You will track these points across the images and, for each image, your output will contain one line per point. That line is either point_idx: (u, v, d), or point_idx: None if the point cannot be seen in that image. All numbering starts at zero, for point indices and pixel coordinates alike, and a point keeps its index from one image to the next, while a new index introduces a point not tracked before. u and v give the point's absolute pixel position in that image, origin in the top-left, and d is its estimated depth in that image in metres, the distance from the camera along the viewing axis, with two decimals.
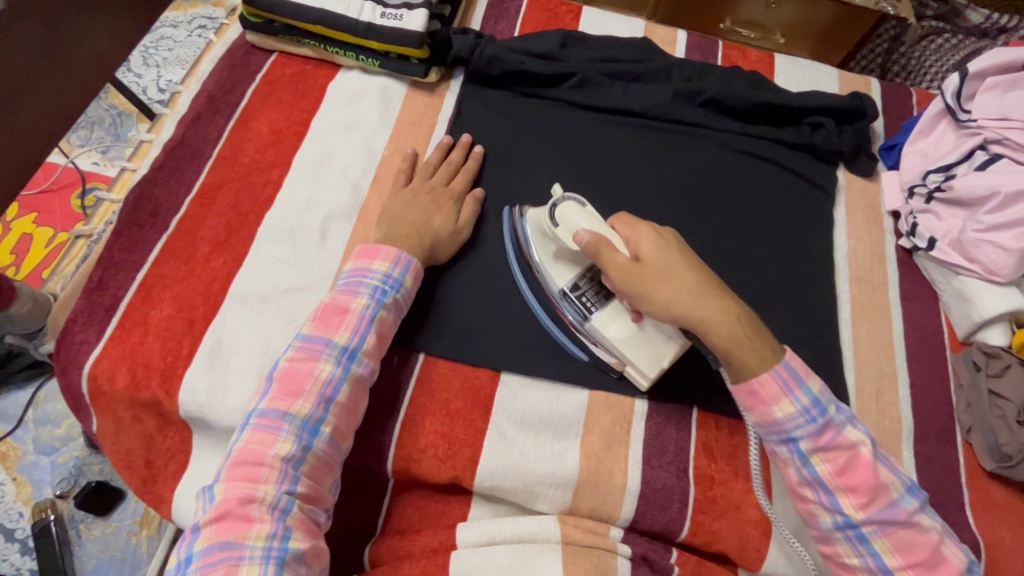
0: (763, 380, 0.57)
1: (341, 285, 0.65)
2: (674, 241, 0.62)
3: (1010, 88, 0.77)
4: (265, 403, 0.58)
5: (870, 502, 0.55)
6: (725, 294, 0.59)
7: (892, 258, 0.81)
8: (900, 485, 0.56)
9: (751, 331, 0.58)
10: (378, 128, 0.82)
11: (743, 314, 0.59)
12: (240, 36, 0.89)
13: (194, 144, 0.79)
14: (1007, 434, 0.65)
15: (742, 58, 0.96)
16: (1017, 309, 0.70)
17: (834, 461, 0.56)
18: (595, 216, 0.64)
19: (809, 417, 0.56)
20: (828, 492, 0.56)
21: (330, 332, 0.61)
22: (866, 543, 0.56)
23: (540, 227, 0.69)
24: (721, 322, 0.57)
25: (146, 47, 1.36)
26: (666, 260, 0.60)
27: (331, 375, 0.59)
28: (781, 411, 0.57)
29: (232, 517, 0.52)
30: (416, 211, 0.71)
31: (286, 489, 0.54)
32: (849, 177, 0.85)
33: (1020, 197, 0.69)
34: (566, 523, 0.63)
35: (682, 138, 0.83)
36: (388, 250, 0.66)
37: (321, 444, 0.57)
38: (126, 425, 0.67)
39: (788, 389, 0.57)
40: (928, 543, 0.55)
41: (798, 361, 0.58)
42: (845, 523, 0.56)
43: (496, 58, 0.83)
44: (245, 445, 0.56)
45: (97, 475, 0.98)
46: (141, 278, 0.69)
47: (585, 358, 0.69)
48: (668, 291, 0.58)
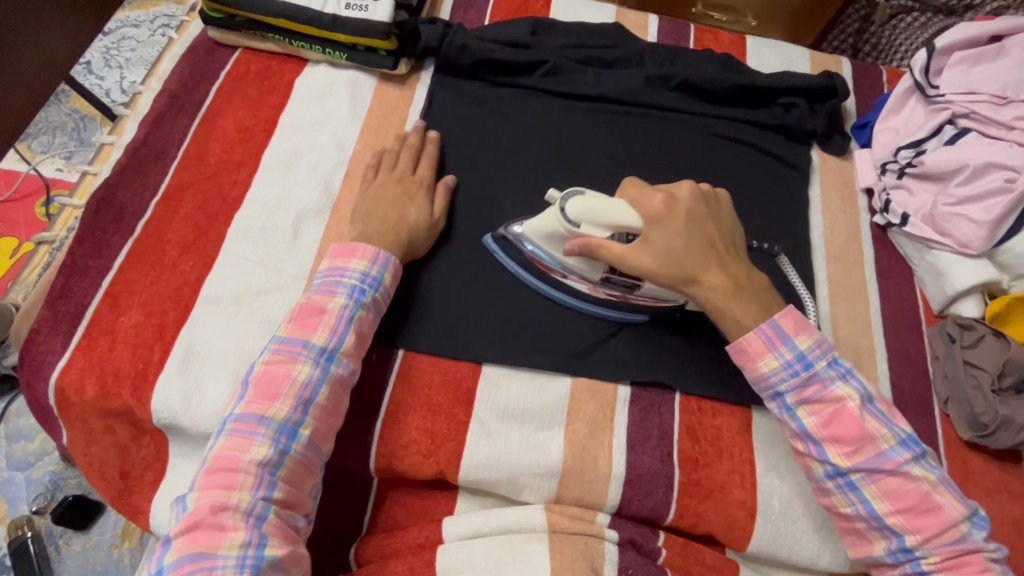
0: (750, 337, 0.60)
1: (318, 285, 0.64)
2: (680, 214, 0.62)
3: (976, 62, 0.78)
4: (241, 406, 0.57)
5: (856, 451, 0.57)
6: (720, 266, 0.61)
7: (867, 236, 0.81)
8: (890, 436, 0.57)
9: (740, 301, 0.60)
10: (348, 122, 0.81)
11: (734, 284, 0.61)
12: (201, 33, 0.86)
13: (158, 144, 0.77)
14: (983, 404, 0.67)
15: (713, 41, 0.96)
16: (990, 280, 0.71)
17: (820, 413, 0.58)
18: (597, 201, 0.63)
19: (792, 370, 0.59)
20: (816, 443, 0.58)
21: (307, 333, 0.60)
22: (856, 490, 0.57)
23: (543, 231, 0.66)
24: (707, 296, 0.61)
25: (108, 47, 1.32)
26: (666, 239, 0.61)
27: (309, 377, 0.58)
28: (766, 366, 0.59)
29: (205, 525, 0.51)
30: (389, 208, 0.70)
31: (262, 495, 0.53)
32: (823, 156, 0.86)
33: (988, 168, 0.71)
34: (553, 511, 0.62)
35: (656, 122, 0.83)
36: (365, 248, 0.65)
37: (300, 447, 0.56)
38: (98, 436, 0.66)
39: (772, 345, 0.59)
40: (918, 491, 0.55)
41: (789, 319, 0.60)
42: (835, 472, 0.57)
43: (466, 47, 0.81)
44: (220, 451, 0.55)
45: (75, 489, 0.96)
46: (107, 284, 0.67)
47: (644, 318, 0.70)
48: (661, 271, 0.60)
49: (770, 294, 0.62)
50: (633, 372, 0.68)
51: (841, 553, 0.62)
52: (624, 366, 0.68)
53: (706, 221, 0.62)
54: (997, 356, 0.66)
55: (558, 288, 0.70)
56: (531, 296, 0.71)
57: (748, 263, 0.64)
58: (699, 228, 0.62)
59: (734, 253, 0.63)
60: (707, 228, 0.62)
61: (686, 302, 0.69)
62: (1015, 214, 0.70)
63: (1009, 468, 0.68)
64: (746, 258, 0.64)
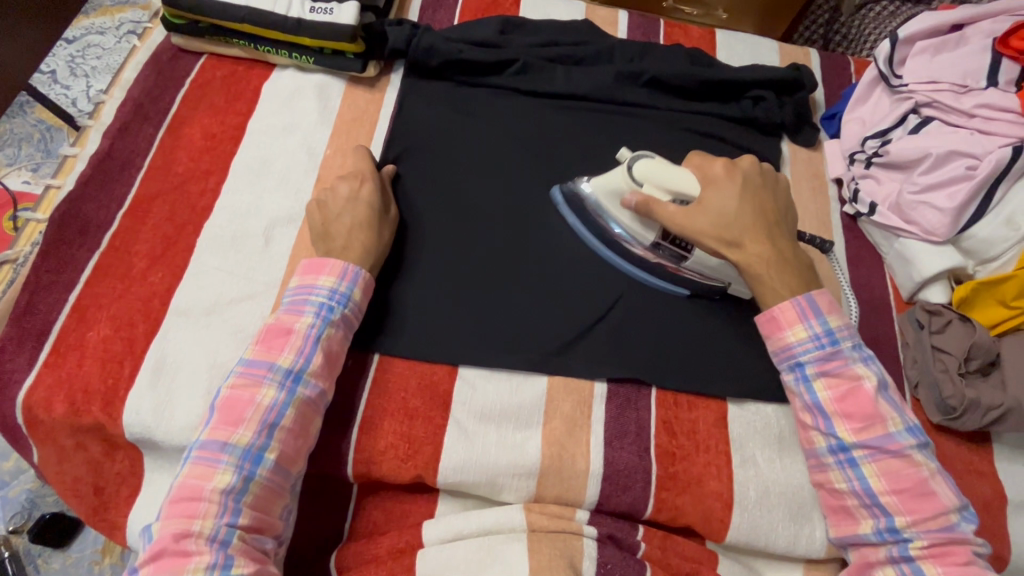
0: (783, 305, 0.62)
1: (286, 304, 0.64)
2: (738, 180, 0.66)
3: (938, 51, 0.79)
4: (206, 433, 0.57)
5: (865, 428, 0.58)
6: (768, 237, 0.64)
7: (838, 226, 0.82)
8: (899, 421, 0.58)
9: (781, 271, 0.63)
10: (317, 127, 0.80)
11: (778, 256, 0.63)
12: (165, 40, 0.85)
13: (123, 155, 0.76)
14: (951, 387, 0.68)
15: (683, 35, 0.97)
16: (955, 267, 0.72)
17: (836, 388, 0.60)
18: (665, 166, 0.67)
19: (819, 343, 0.61)
20: (826, 416, 0.60)
21: (272, 355, 0.60)
22: (855, 467, 0.58)
23: (606, 189, 0.70)
24: (749, 262, 0.63)
25: (73, 55, 1.30)
26: (721, 203, 0.65)
27: (274, 401, 0.58)
28: (793, 336, 0.61)
29: (169, 553, 0.52)
30: (342, 216, 0.69)
31: (226, 522, 0.53)
32: (793, 148, 0.87)
33: (951, 157, 0.72)
34: (532, 511, 0.63)
35: (627, 119, 0.83)
36: (333, 264, 0.65)
37: (265, 472, 0.56)
38: (70, 453, 0.65)
39: (805, 316, 0.61)
40: (916, 476, 0.57)
41: (825, 298, 0.62)
42: (837, 447, 0.59)
43: (434, 48, 0.81)
44: (184, 480, 0.55)
45: (53, 507, 0.94)
46: (74, 299, 0.66)
47: (687, 293, 0.72)
48: (708, 230, 0.64)
49: (815, 275, 0.64)
50: (610, 369, 0.68)
51: (817, 540, 0.63)
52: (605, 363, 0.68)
53: (761, 193, 0.66)
54: (964, 341, 0.68)
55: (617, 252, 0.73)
56: (508, 296, 0.71)
57: (798, 244, 0.66)
58: (756, 201, 0.65)
59: (785, 230, 0.66)
60: (762, 199, 0.66)
61: (731, 283, 0.71)
62: (978, 200, 0.70)
63: (978, 449, 0.70)
64: (796, 239, 0.66)
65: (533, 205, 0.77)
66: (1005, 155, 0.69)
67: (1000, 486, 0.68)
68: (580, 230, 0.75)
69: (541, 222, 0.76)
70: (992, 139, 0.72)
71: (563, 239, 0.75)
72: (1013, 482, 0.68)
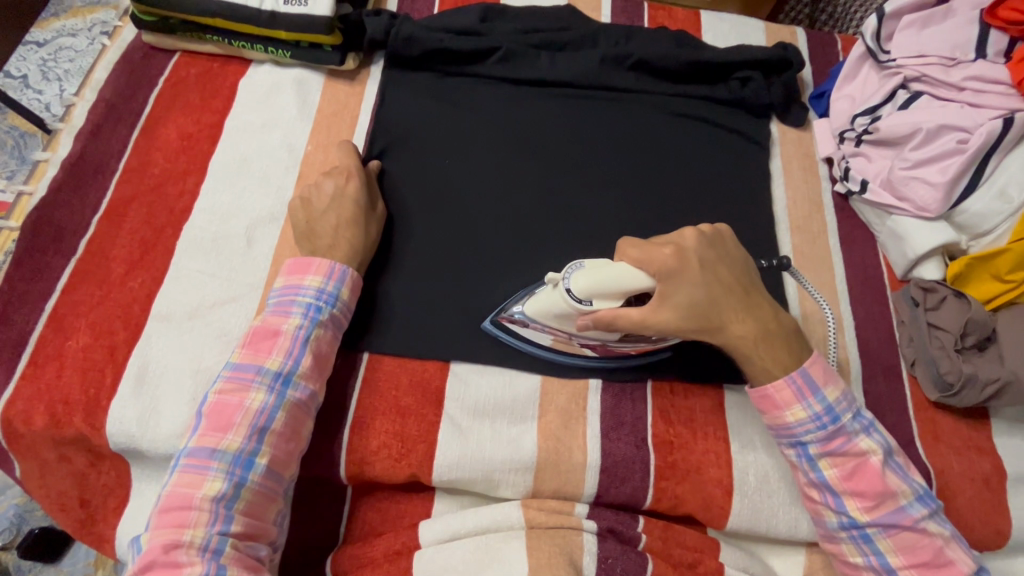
0: (778, 385, 0.59)
1: (272, 305, 0.62)
2: (693, 263, 0.59)
3: (925, 25, 0.77)
4: (194, 440, 0.55)
5: (877, 506, 0.57)
6: (745, 311, 0.60)
7: (830, 205, 0.81)
8: (910, 492, 0.57)
9: (770, 346, 0.59)
10: (297, 122, 0.78)
11: (761, 329, 0.60)
12: (136, 38, 0.83)
13: (96, 158, 0.74)
14: (948, 363, 0.67)
15: (668, 18, 0.95)
16: (949, 242, 0.71)
17: (842, 466, 0.58)
18: (601, 273, 0.59)
19: (820, 423, 0.58)
20: (835, 495, 0.58)
21: (260, 358, 0.58)
22: (870, 542, 0.58)
23: (548, 311, 0.63)
24: (735, 345, 0.60)
25: (44, 59, 1.27)
26: (685, 292, 0.58)
27: (264, 404, 0.56)
28: (792, 416, 0.59)
29: (159, 564, 0.51)
30: (325, 218, 0.67)
31: (218, 530, 0.52)
32: (782, 128, 0.85)
33: (942, 131, 0.71)
34: (530, 507, 0.62)
35: (613, 105, 0.82)
36: (319, 262, 0.63)
37: (257, 478, 0.55)
38: (53, 465, 0.64)
39: (801, 395, 0.58)
40: (932, 546, 0.56)
41: (817, 368, 0.59)
42: (850, 524, 0.58)
43: (413, 38, 0.79)
44: (173, 489, 0.53)
45: (42, 521, 0.92)
46: (51, 307, 0.65)
47: (669, 353, 0.67)
48: (687, 327, 0.59)
49: (798, 332, 0.62)
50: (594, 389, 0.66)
51: None
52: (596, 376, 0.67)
53: (718, 268, 0.60)
54: (959, 317, 0.67)
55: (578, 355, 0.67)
56: (496, 292, 0.69)
57: (770, 299, 0.62)
58: (718, 278, 0.60)
59: (757, 293, 0.61)
60: (722, 274, 0.60)
61: None
62: (970, 173, 0.70)
63: (977, 426, 0.69)
64: (768, 296, 0.62)
65: (519, 194, 0.75)
66: (996, 128, 0.68)
67: (1000, 462, 0.67)
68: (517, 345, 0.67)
69: (528, 212, 0.74)
70: (982, 112, 0.70)
71: (553, 229, 0.73)
72: (1013, 458, 0.68)
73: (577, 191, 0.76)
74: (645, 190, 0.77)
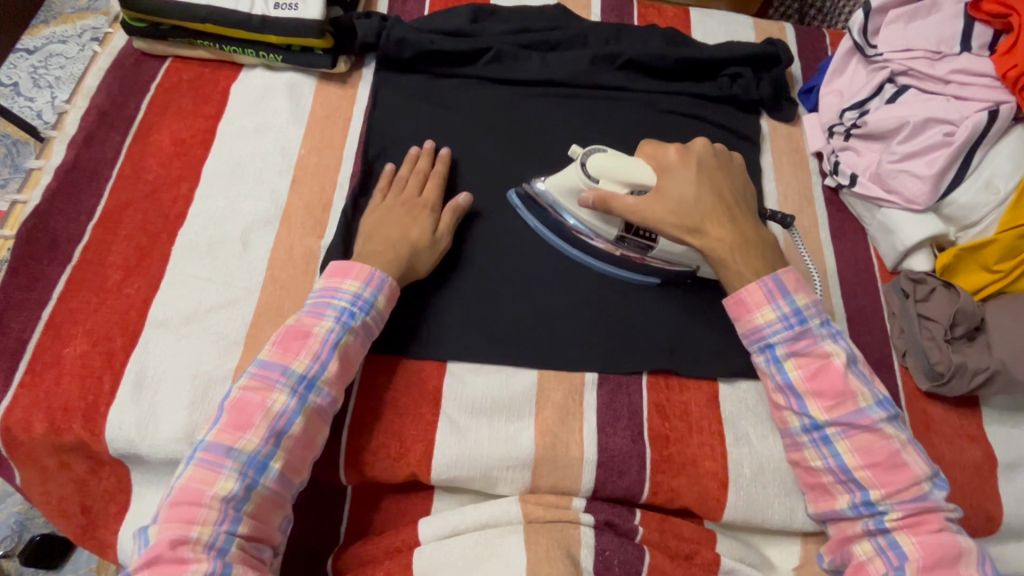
0: (749, 287, 0.62)
1: (308, 307, 0.62)
2: (694, 165, 0.66)
3: (912, 19, 0.77)
4: (212, 435, 0.55)
5: (836, 405, 0.59)
6: (729, 220, 0.64)
7: (820, 199, 0.82)
8: (869, 396, 0.59)
9: (745, 254, 0.63)
10: (290, 126, 0.78)
11: (740, 239, 0.64)
12: (127, 44, 0.83)
13: (90, 166, 0.74)
14: (938, 353, 0.68)
15: (657, 15, 0.95)
16: (938, 234, 0.72)
17: (806, 367, 0.60)
18: (615, 157, 0.66)
19: (787, 323, 0.61)
20: (798, 396, 0.60)
21: (288, 358, 0.59)
22: (829, 444, 0.59)
23: (561, 190, 0.69)
24: (711, 247, 0.64)
25: (35, 66, 1.26)
26: (678, 188, 0.65)
27: (285, 407, 0.57)
28: (761, 317, 0.61)
29: (165, 560, 0.51)
30: (390, 227, 0.68)
31: (225, 529, 0.52)
32: (772, 124, 0.86)
33: (928, 124, 0.72)
34: (528, 502, 0.63)
35: (605, 103, 0.82)
36: (360, 268, 0.63)
37: (269, 482, 0.55)
38: (53, 472, 0.64)
39: (771, 297, 0.61)
40: (888, 448, 0.57)
41: (790, 276, 0.62)
42: (811, 425, 0.59)
43: (404, 40, 0.80)
44: (185, 483, 0.54)
45: (43, 528, 0.92)
46: (48, 315, 0.65)
47: (655, 282, 0.72)
48: (670, 219, 0.64)
49: (778, 253, 0.65)
50: (585, 324, 0.69)
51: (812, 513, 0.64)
52: (581, 289, 0.71)
53: (716, 176, 0.66)
54: (948, 307, 0.68)
55: (579, 248, 0.72)
56: (493, 289, 0.70)
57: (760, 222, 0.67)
58: (714, 184, 0.66)
59: (746, 211, 0.66)
60: (719, 182, 0.66)
61: (699, 267, 0.70)
62: (956, 166, 0.71)
63: (968, 414, 0.70)
64: (758, 219, 0.67)
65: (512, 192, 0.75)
66: (981, 120, 0.69)
67: (990, 449, 0.68)
68: (543, 233, 0.73)
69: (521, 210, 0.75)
70: (967, 105, 0.71)
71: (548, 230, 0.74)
72: (1002, 444, 0.69)
73: None
74: None
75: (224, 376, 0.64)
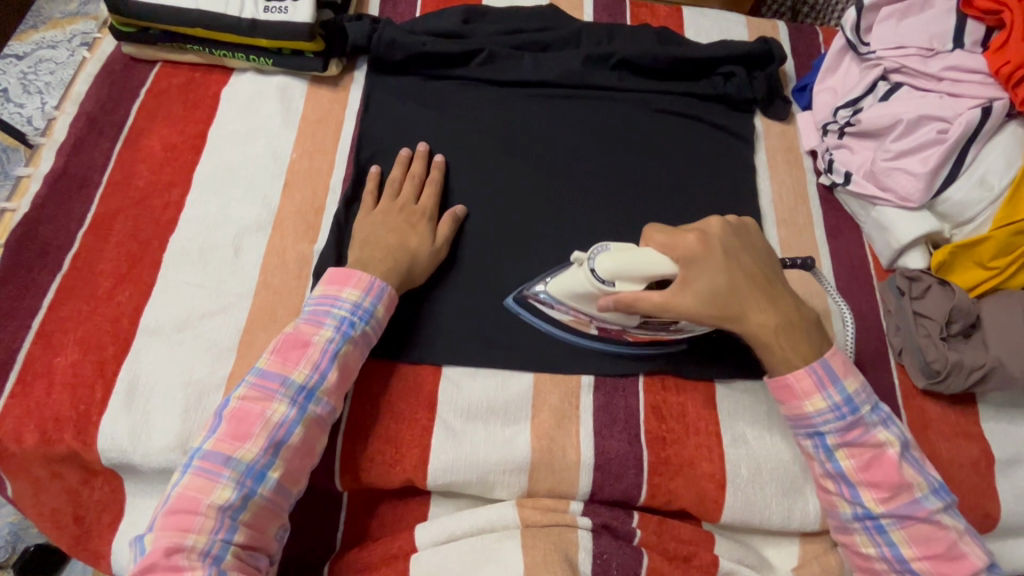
0: (798, 373, 0.59)
1: (306, 314, 0.62)
2: (717, 249, 0.60)
3: (904, 16, 0.77)
4: (210, 443, 0.55)
5: (892, 497, 0.57)
6: (766, 302, 0.61)
7: (815, 197, 0.82)
8: (925, 485, 0.57)
9: (790, 337, 0.60)
10: (282, 130, 0.78)
11: (783, 320, 0.60)
12: (116, 49, 0.82)
13: (79, 173, 0.73)
14: (934, 351, 0.67)
15: (650, 14, 0.95)
16: (932, 232, 0.72)
17: (860, 457, 0.58)
18: (626, 254, 0.60)
19: (839, 413, 0.58)
20: (850, 485, 0.58)
21: (288, 368, 0.58)
22: (884, 533, 0.58)
23: (570, 292, 0.64)
24: (757, 334, 0.60)
25: (25, 72, 1.25)
26: (708, 280, 0.60)
27: (284, 417, 0.56)
28: (811, 406, 0.59)
29: (160, 567, 0.50)
30: (388, 234, 0.68)
31: (221, 537, 0.52)
32: (766, 122, 0.86)
33: (922, 122, 0.72)
34: (525, 506, 0.62)
35: (598, 104, 0.82)
36: (359, 277, 0.63)
37: (266, 492, 0.55)
38: (46, 483, 0.63)
39: (822, 385, 0.59)
40: (946, 539, 0.56)
41: (838, 359, 0.60)
42: (864, 514, 0.58)
43: (396, 42, 0.79)
44: (182, 491, 0.53)
45: (37, 538, 0.92)
46: (39, 324, 0.64)
47: (685, 344, 0.69)
48: (708, 314, 0.59)
49: (820, 324, 0.62)
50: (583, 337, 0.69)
51: (811, 514, 0.63)
52: None
53: (742, 257, 0.61)
54: (944, 304, 0.68)
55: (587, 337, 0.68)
56: (489, 294, 0.70)
57: (794, 292, 0.63)
58: (744, 266, 0.61)
59: (779, 285, 0.62)
60: (747, 261, 0.61)
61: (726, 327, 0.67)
62: (951, 162, 0.70)
63: (965, 411, 0.70)
64: (790, 289, 0.63)
65: (506, 195, 0.75)
66: (975, 117, 0.69)
67: (987, 446, 0.68)
68: (534, 322, 0.69)
69: (516, 213, 0.74)
70: (961, 102, 0.71)
71: (542, 233, 0.73)
72: (999, 441, 0.69)
73: (565, 193, 0.76)
74: (631, 187, 0.77)
75: (217, 384, 0.63)
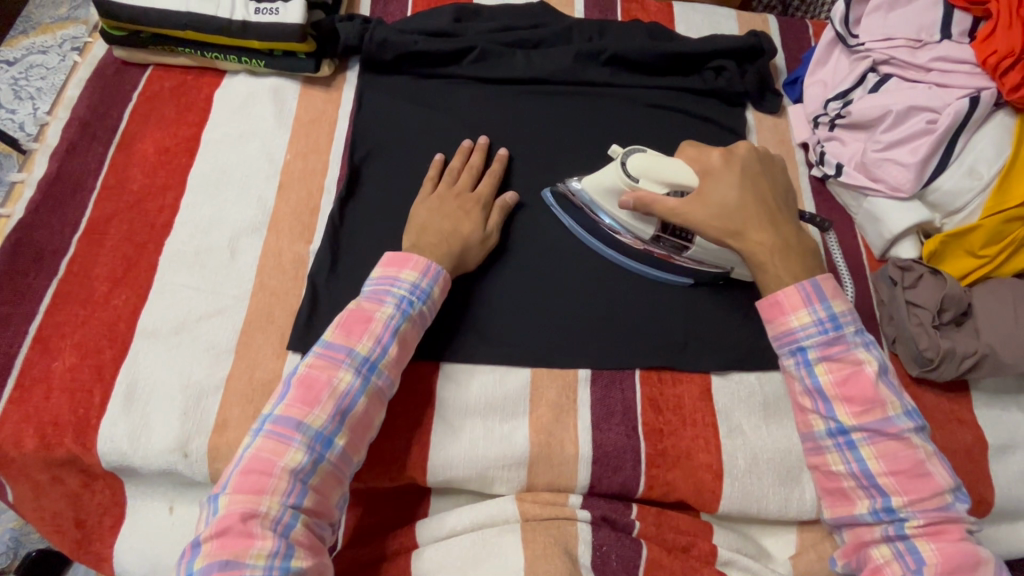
0: (787, 290, 0.60)
1: (366, 294, 0.62)
2: (737, 167, 0.65)
3: (892, 8, 0.78)
4: (281, 409, 0.55)
5: (864, 412, 0.57)
6: (771, 223, 0.63)
7: (807, 189, 0.82)
8: (898, 405, 0.57)
9: (786, 257, 0.62)
10: (276, 131, 0.78)
11: (781, 243, 0.63)
12: (107, 53, 0.82)
13: (73, 178, 0.73)
14: (927, 339, 0.68)
15: (640, 10, 0.95)
16: (923, 221, 0.73)
17: (838, 372, 0.58)
18: (655, 158, 0.65)
19: (822, 327, 0.59)
20: (826, 401, 0.58)
21: (352, 340, 0.58)
22: (854, 449, 0.57)
23: (602, 187, 0.68)
24: (753, 250, 0.63)
25: (16, 78, 1.25)
26: (721, 190, 0.64)
27: (349, 386, 0.57)
28: (797, 320, 0.60)
29: (234, 532, 0.50)
30: (444, 219, 0.68)
31: (291, 503, 0.52)
32: (757, 115, 0.86)
33: (911, 112, 0.72)
34: (524, 501, 0.63)
35: (590, 100, 0.82)
36: (417, 259, 0.63)
37: (333, 458, 0.55)
38: (46, 488, 0.63)
39: (808, 301, 0.60)
40: (913, 457, 0.56)
41: (830, 283, 0.61)
42: (836, 430, 0.58)
43: (387, 41, 0.79)
44: (256, 453, 0.53)
45: (39, 543, 0.92)
46: (35, 329, 0.64)
47: (689, 282, 0.71)
48: (712, 222, 0.63)
49: (818, 256, 0.63)
50: (581, 318, 0.70)
51: (807, 503, 0.64)
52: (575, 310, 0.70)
53: (760, 179, 0.65)
54: (936, 293, 0.69)
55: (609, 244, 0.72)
56: (486, 289, 0.70)
57: (801, 226, 0.65)
58: (760, 188, 0.65)
59: (788, 213, 0.65)
60: (762, 184, 0.65)
61: (733, 268, 0.70)
62: (941, 152, 0.71)
63: (958, 398, 0.71)
64: (799, 222, 0.65)
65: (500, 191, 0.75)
66: (963, 107, 0.70)
67: (981, 432, 0.69)
68: (585, 240, 0.73)
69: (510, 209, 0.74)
70: (949, 91, 0.72)
71: (537, 228, 0.74)
72: (992, 426, 0.69)
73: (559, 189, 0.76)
74: None
75: (216, 385, 0.63)
